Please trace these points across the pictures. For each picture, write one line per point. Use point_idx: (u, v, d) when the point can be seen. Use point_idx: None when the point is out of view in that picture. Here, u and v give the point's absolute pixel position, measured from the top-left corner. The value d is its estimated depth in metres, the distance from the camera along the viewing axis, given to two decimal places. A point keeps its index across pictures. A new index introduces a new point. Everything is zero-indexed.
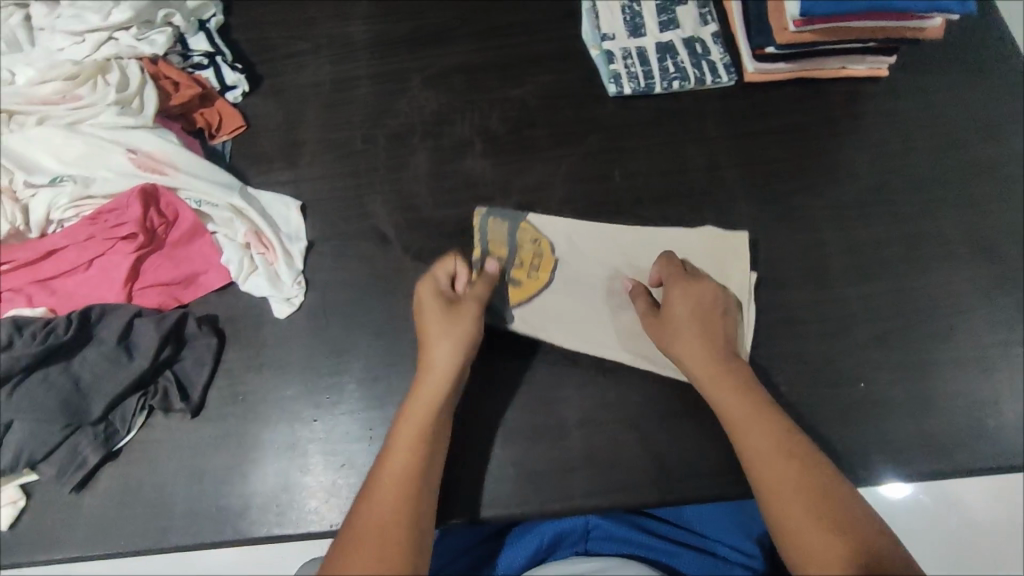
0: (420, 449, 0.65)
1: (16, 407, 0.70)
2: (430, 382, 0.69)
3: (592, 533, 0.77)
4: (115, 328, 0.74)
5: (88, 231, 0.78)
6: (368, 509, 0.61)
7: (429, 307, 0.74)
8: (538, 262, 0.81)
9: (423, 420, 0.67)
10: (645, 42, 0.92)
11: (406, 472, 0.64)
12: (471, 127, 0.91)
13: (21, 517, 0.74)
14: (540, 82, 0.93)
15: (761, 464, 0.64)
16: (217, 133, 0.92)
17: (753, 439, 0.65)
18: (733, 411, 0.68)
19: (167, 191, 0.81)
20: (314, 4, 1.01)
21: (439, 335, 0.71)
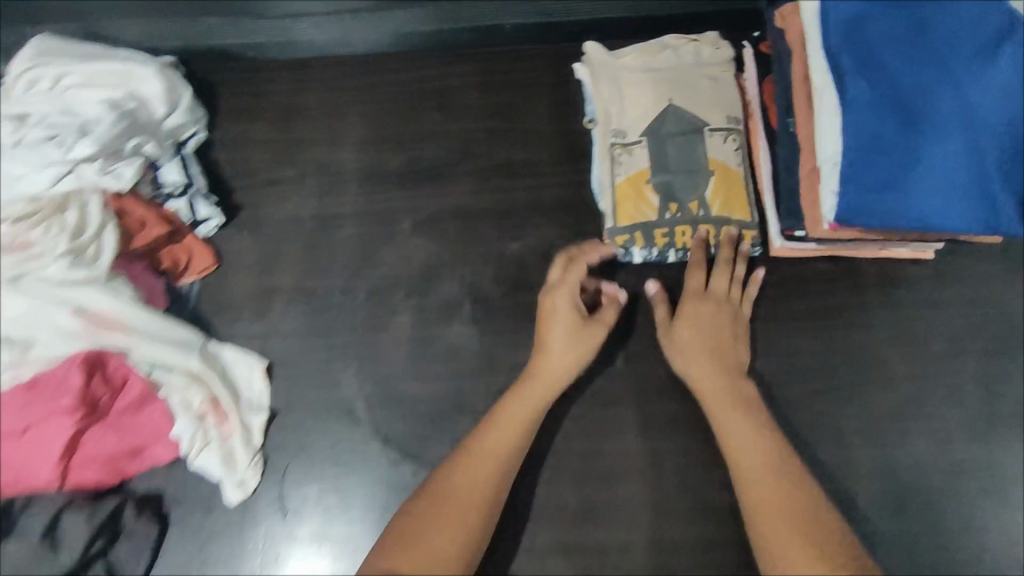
0: (488, 477, 0.65)
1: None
2: (498, 434, 0.68)
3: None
4: (42, 520, 0.67)
5: (22, 401, 0.70)
6: (427, 534, 0.60)
7: (545, 368, 0.71)
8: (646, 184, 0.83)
9: (501, 440, 0.68)
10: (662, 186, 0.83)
11: (462, 495, 0.63)
12: (462, 285, 0.82)
13: None
14: (541, 237, 0.85)
15: (743, 458, 0.65)
16: (184, 273, 0.84)
17: (739, 430, 0.67)
18: (706, 393, 0.71)
19: (116, 354, 0.73)
20: (304, 126, 0.94)
21: (502, 425, 0.68)
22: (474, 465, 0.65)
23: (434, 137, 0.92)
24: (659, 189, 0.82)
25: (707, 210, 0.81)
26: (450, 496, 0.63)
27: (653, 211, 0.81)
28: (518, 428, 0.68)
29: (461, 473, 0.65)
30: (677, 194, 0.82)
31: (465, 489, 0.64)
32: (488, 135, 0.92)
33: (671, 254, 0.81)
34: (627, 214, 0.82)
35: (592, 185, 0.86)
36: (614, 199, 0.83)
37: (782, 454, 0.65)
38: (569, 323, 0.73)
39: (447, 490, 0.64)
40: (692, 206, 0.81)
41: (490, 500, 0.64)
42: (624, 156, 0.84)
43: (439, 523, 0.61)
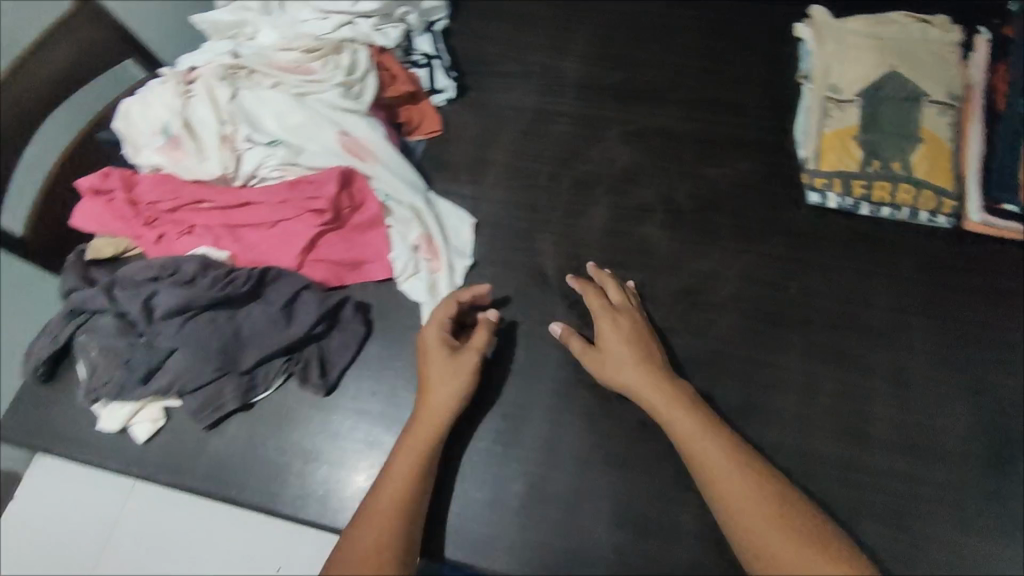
0: (411, 483, 0.66)
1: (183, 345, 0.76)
2: (419, 432, 0.69)
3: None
4: (286, 292, 0.79)
5: (285, 195, 0.83)
6: (364, 531, 0.63)
7: (432, 366, 0.72)
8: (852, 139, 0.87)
9: (420, 443, 0.69)
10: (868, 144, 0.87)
11: (388, 501, 0.65)
12: (657, 194, 0.89)
13: (157, 435, 0.79)
14: (738, 168, 0.91)
15: (710, 469, 0.64)
16: (413, 131, 0.95)
17: (711, 450, 0.65)
18: (653, 402, 0.69)
19: (362, 178, 0.85)
20: (534, 33, 1.03)
21: (405, 446, 0.69)
22: (395, 459, 0.68)
23: (650, 65, 0.99)
24: (864, 145, 0.86)
25: (910, 171, 0.84)
26: (391, 494, 0.65)
27: (855, 164, 0.86)
28: (427, 438, 0.69)
29: (390, 473, 0.67)
30: (882, 152, 0.85)
31: (387, 502, 0.65)
32: (701, 72, 0.98)
33: (864, 208, 0.85)
34: (829, 162, 0.86)
35: (796, 134, 0.91)
36: (818, 146, 0.88)
37: (733, 444, 0.65)
38: (608, 317, 0.76)
39: (376, 491, 0.66)
40: (895, 165, 0.85)
41: (412, 498, 0.66)
42: (836, 112, 0.88)
43: (380, 534, 0.63)
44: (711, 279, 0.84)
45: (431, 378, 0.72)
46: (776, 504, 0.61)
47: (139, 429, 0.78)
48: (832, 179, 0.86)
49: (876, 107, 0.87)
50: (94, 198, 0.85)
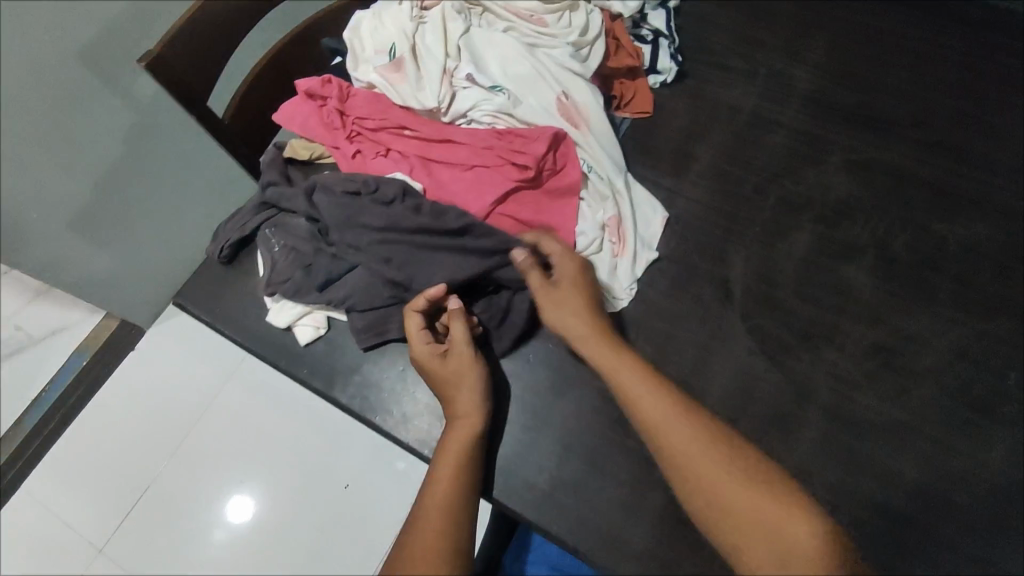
0: (450, 484, 0.64)
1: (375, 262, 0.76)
2: (452, 440, 0.68)
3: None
4: (495, 238, 0.75)
5: (491, 142, 0.81)
6: (413, 535, 0.61)
7: (441, 375, 0.71)
8: None
9: (451, 447, 0.67)
10: None
11: (433, 513, 0.62)
12: (872, 235, 0.81)
13: (315, 341, 0.81)
14: (972, 231, 0.81)
15: (676, 446, 0.60)
16: (622, 107, 0.90)
17: (677, 433, 0.61)
18: (603, 363, 0.67)
19: (570, 144, 0.81)
20: (768, 34, 0.96)
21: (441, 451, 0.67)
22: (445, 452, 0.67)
23: (892, 95, 0.90)
24: None
25: None
26: (440, 487, 0.64)
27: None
28: (466, 426, 0.68)
29: (438, 469, 0.66)
30: None
31: (429, 509, 0.62)
32: (949, 116, 0.88)
33: None
34: None
35: None
36: None
37: (704, 430, 0.61)
38: (559, 300, 0.71)
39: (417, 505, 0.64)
40: None
41: (455, 498, 0.63)
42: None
43: (439, 525, 0.61)
44: (916, 344, 0.75)
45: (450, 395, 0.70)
46: (752, 472, 0.58)
47: (303, 331, 0.80)
48: None
49: None
50: (307, 101, 0.87)
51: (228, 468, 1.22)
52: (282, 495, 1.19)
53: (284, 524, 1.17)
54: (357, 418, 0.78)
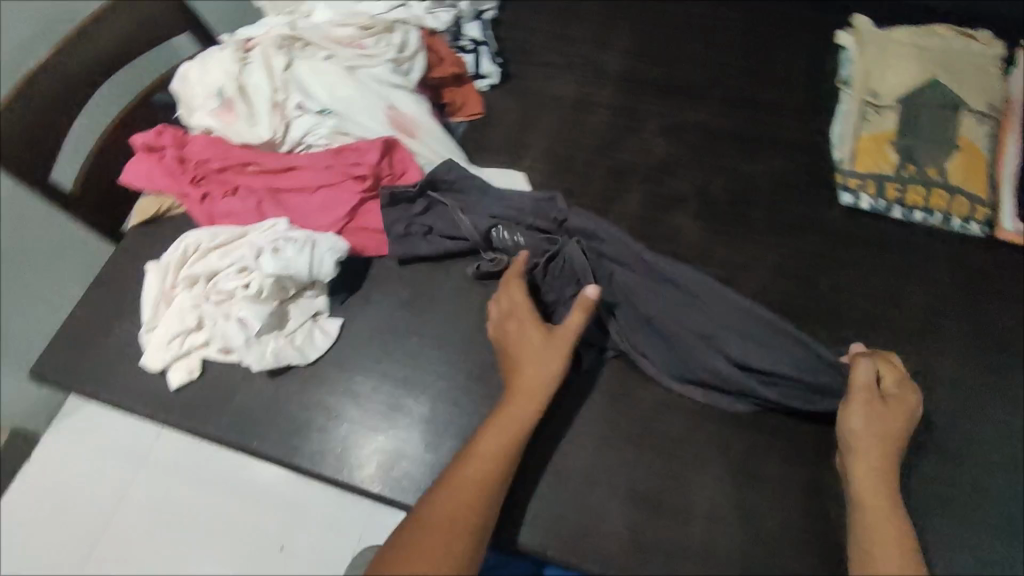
0: (484, 486, 0.66)
1: (270, 270, 0.77)
2: (498, 424, 0.70)
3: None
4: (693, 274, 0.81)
5: (329, 161, 0.86)
6: (421, 532, 0.64)
7: (521, 344, 0.75)
8: (890, 146, 0.88)
9: (508, 423, 0.70)
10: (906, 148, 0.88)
11: (444, 516, 0.64)
12: (691, 185, 0.90)
13: (190, 384, 0.81)
14: (774, 165, 0.92)
15: (869, 498, 0.66)
16: (456, 113, 0.97)
17: (490, 434, 0.69)
18: (862, 444, 0.68)
19: (404, 149, 0.87)
20: (578, 27, 1.05)
21: (486, 453, 0.68)
22: (488, 436, 0.69)
23: (692, 62, 1.00)
24: (900, 149, 0.88)
25: (946, 177, 0.86)
26: (472, 478, 0.67)
27: (890, 167, 0.88)
28: (522, 394, 0.72)
29: (449, 482, 0.67)
30: (916, 158, 0.87)
31: (444, 512, 0.64)
32: (741, 72, 0.99)
33: (898, 212, 0.86)
34: (862, 164, 0.88)
35: (831, 135, 0.93)
36: (853, 148, 0.89)
37: (498, 462, 0.68)
38: (508, 312, 0.78)
39: (429, 503, 0.66)
40: (930, 171, 0.86)
41: (481, 495, 0.66)
42: (873, 116, 0.90)
43: (456, 516, 0.64)
44: (743, 271, 0.84)
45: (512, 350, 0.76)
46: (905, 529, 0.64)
47: (176, 375, 0.80)
48: (862, 183, 0.88)
49: (925, 114, 0.88)
50: (144, 155, 0.88)
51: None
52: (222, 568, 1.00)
53: None
54: (242, 450, 0.78)
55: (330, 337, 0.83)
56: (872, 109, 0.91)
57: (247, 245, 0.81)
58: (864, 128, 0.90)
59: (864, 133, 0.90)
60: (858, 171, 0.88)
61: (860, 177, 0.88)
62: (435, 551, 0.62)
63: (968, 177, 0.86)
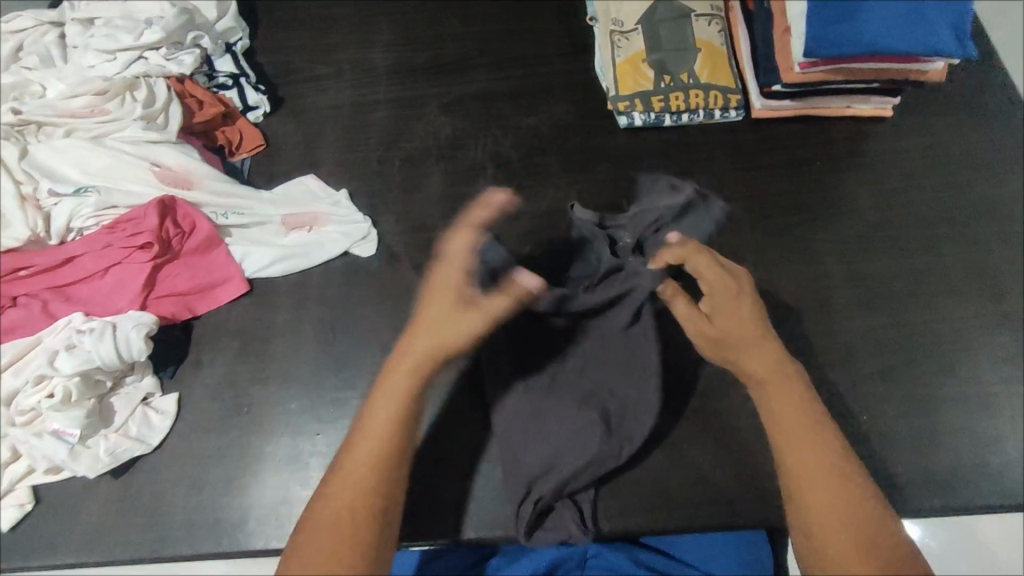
0: (376, 465, 0.59)
1: (70, 370, 0.71)
2: (404, 368, 0.62)
3: (590, 561, 0.79)
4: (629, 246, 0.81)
5: (106, 240, 0.80)
6: (320, 538, 0.56)
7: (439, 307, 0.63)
8: (644, 63, 0.94)
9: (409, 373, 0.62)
10: (656, 63, 0.94)
11: (353, 494, 0.58)
12: (484, 152, 0.93)
13: (26, 518, 0.73)
14: (553, 112, 0.96)
15: (774, 411, 0.64)
16: (237, 150, 0.94)
17: (404, 363, 0.62)
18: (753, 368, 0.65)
19: (184, 203, 0.83)
20: (336, 32, 1.04)
21: (381, 405, 0.61)
22: (395, 374, 0.62)
23: (455, 37, 1.02)
24: (654, 64, 0.94)
25: (697, 77, 0.93)
26: (375, 441, 0.60)
27: (649, 83, 0.94)
28: (417, 363, 0.62)
29: (342, 472, 0.59)
30: (670, 69, 0.94)
31: (350, 494, 0.58)
32: (502, 33, 1.02)
33: (668, 119, 0.93)
34: (625, 86, 0.94)
35: (597, 69, 0.98)
36: (615, 75, 0.95)
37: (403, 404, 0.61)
38: (458, 268, 0.64)
39: (327, 487, 0.59)
40: (683, 76, 0.94)
41: (382, 471, 0.59)
42: (623, 42, 0.96)
43: (359, 490, 0.58)
44: (552, 218, 0.89)
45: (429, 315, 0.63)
46: (814, 427, 0.62)
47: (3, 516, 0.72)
48: (631, 102, 0.93)
49: (664, 28, 0.96)
50: None
51: None
52: None
53: None
54: (104, 565, 0.72)
55: (169, 416, 0.77)
56: (621, 35, 0.96)
57: (41, 352, 0.74)
58: (619, 54, 0.96)
59: (620, 58, 0.95)
60: (624, 93, 0.94)
61: (628, 98, 0.93)
62: (334, 530, 0.56)
63: (714, 71, 0.94)
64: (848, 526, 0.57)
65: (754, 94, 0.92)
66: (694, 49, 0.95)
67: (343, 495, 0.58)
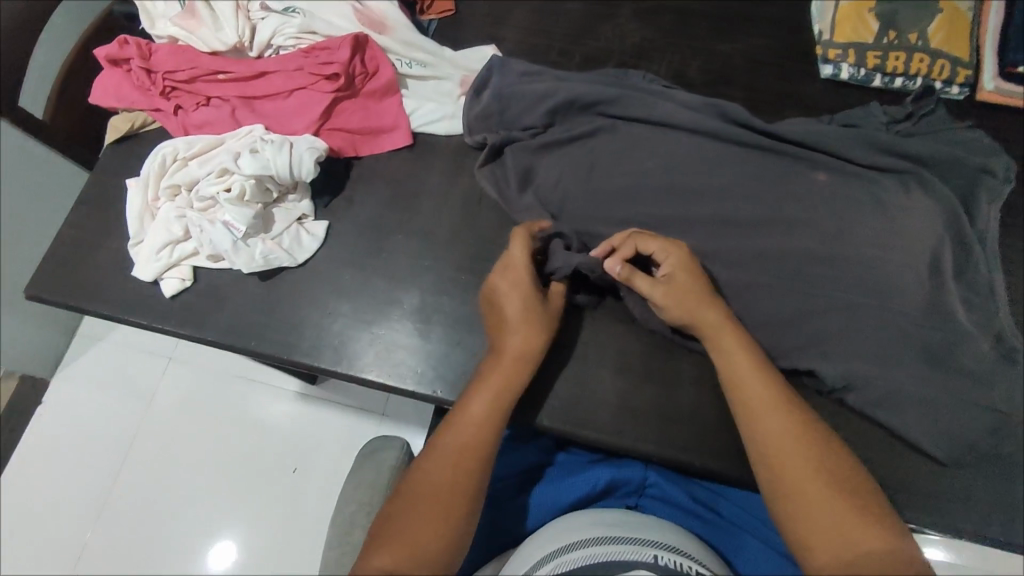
0: (501, 406, 0.63)
1: (249, 171, 0.77)
2: (512, 310, 0.68)
3: (646, 490, 0.75)
4: (870, 148, 0.80)
5: (298, 63, 0.84)
6: (432, 465, 0.60)
7: (502, 282, 0.70)
8: (872, 12, 0.85)
9: (510, 370, 0.65)
10: (886, 15, 0.85)
11: (465, 433, 0.61)
12: (668, 69, 0.90)
13: (184, 292, 0.82)
14: (753, 43, 0.90)
15: (731, 376, 0.64)
16: (426, 11, 0.95)
17: (489, 368, 0.66)
18: (705, 328, 0.66)
19: (375, 46, 0.85)
20: None
21: (498, 341, 0.67)
22: (507, 328, 0.67)
23: None
24: (882, 16, 0.85)
25: (926, 41, 0.84)
26: (495, 384, 0.64)
27: (870, 35, 0.85)
28: (530, 318, 0.68)
29: (468, 402, 0.63)
30: (898, 24, 0.85)
31: (473, 421, 0.62)
32: None
33: (880, 80, 0.85)
34: (841, 33, 0.86)
35: (812, 9, 0.90)
36: (833, 19, 0.87)
37: (508, 395, 0.64)
38: (505, 276, 0.70)
39: (449, 424, 0.62)
40: (911, 36, 0.84)
41: (498, 418, 0.63)
42: None
43: (478, 425, 0.62)
44: None
45: (507, 292, 0.69)
46: (789, 397, 0.62)
47: (168, 284, 0.81)
48: (845, 51, 0.85)
49: None
50: (112, 70, 0.86)
51: (217, 497, 1.16)
52: (253, 492, 1.16)
53: (272, 537, 1.13)
54: (238, 352, 0.80)
55: (317, 239, 0.83)
56: None
57: (224, 151, 0.80)
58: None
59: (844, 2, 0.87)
60: (839, 40, 0.86)
61: (842, 45, 0.85)
62: (456, 466, 0.59)
63: (951, 37, 0.84)
64: (841, 515, 0.54)
65: (991, 71, 0.83)
66: (935, 9, 0.85)
67: (435, 478, 0.59)
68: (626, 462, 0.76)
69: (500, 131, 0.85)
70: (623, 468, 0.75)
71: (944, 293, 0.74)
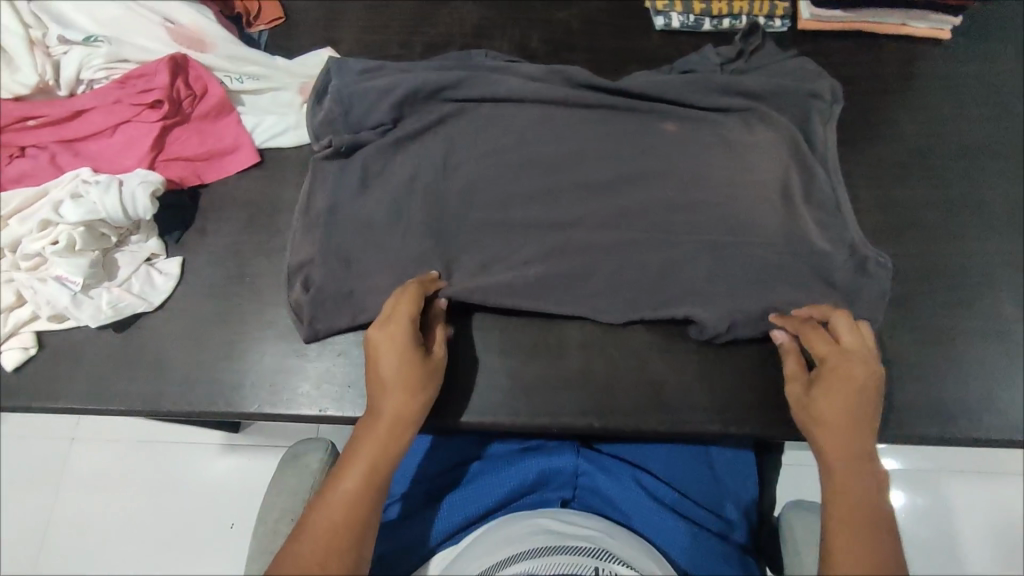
0: (371, 489, 0.57)
1: (75, 219, 0.70)
2: (386, 377, 0.62)
3: (580, 478, 0.73)
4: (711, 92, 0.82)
5: (116, 95, 0.78)
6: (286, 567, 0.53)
7: (375, 359, 0.63)
8: None
9: (380, 440, 0.60)
10: None
11: (334, 526, 0.55)
12: (510, 44, 0.90)
13: (31, 361, 0.75)
14: (586, 6, 0.91)
15: (833, 423, 0.60)
16: (254, 21, 0.90)
17: (360, 449, 0.59)
18: (841, 389, 0.62)
19: (198, 66, 0.80)
20: None
21: (371, 418, 0.61)
22: (378, 399, 0.62)
23: None
24: None
25: None
26: (366, 463, 0.58)
27: None
28: (401, 384, 0.62)
29: (329, 496, 0.57)
30: None
31: (340, 507, 0.56)
32: None
33: (708, 22, 0.88)
34: None
35: None
36: None
37: (380, 472, 0.58)
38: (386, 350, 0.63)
39: (312, 514, 0.56)
40: None
41: (369, 508, 0.57)
42: None
43: (351, 512, 0.56)
44: None
45: (383, 368, 0.63)
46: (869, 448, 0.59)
47: (9, 356, 0.74)
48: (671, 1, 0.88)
49: None
50: None
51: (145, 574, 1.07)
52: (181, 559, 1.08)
53: None
54: (101, 412, 0.74)
55: (172, 277, 0.77)
56: None
57: (47, 202, 0.73)
58: None
59: None
60: None
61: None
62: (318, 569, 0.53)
63: None
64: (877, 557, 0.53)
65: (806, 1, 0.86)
66: None
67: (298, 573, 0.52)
68: (557, 452, 0.75)
69: (346, 134, 0.81)
70: (551, 461, 0.73)
71: (798, 213, 0.76)
